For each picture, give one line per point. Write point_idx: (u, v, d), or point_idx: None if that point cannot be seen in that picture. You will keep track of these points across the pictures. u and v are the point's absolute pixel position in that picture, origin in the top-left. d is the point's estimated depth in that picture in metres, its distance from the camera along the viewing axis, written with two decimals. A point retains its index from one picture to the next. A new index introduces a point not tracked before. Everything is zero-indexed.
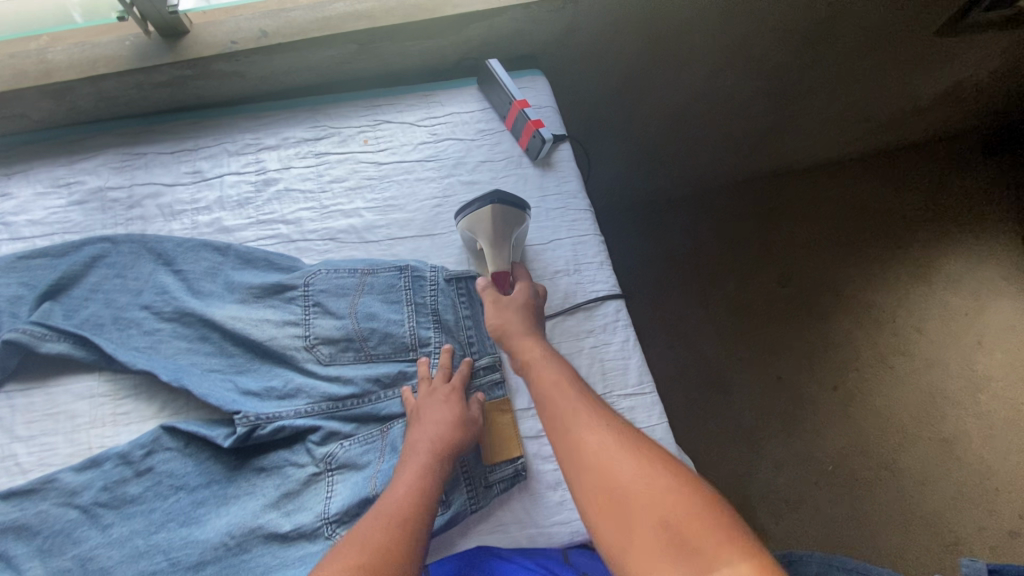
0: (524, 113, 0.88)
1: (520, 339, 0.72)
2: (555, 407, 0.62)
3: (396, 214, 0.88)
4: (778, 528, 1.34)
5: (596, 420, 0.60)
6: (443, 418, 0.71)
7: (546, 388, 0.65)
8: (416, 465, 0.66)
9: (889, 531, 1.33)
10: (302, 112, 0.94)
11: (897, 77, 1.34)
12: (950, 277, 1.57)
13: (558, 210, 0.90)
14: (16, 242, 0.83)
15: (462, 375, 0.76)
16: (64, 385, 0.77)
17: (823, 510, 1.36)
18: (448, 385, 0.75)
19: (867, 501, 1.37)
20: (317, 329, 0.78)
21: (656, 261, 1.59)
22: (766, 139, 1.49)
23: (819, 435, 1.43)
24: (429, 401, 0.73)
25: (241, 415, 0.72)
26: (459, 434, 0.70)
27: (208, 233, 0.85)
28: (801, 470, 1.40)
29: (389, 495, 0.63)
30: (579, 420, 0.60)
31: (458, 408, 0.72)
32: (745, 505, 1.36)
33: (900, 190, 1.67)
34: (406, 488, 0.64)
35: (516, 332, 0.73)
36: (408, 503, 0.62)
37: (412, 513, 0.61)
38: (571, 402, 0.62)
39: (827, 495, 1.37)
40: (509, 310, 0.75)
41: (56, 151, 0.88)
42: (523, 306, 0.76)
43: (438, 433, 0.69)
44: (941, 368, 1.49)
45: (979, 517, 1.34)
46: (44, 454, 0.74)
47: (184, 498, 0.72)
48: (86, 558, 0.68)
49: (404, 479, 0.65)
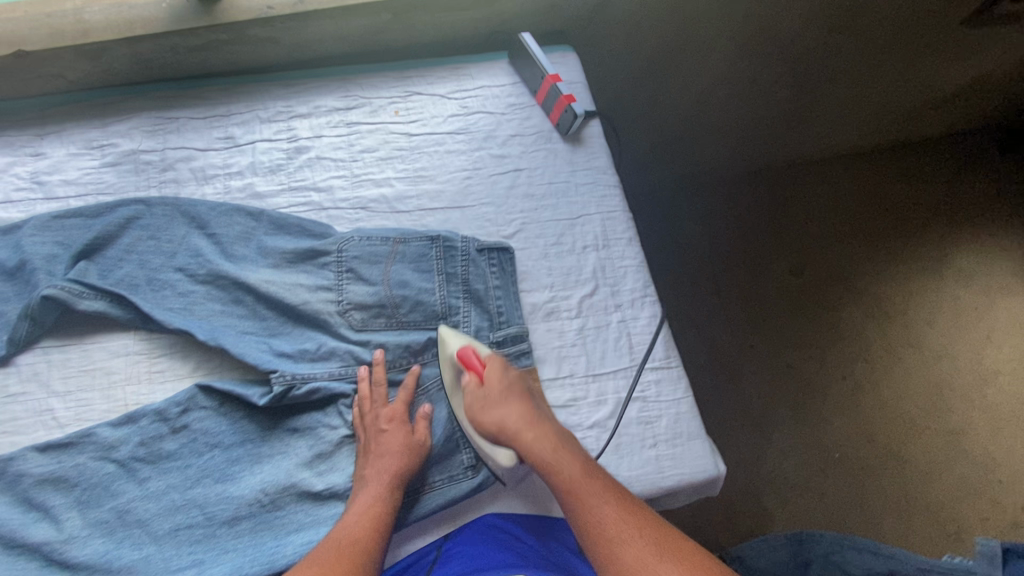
0: (556, 87, 0.89)
1: (522, 434, 0.68)
2: (584, 507, 0.64)
3: (427, 185, 0.89)
4: (784, 512, 1.36)
5: (627, 527, 0.62)
6: (392, 443, 0.72)
7: (569, 483, 0.65)
8: (367, 494, 0.69)
9: (893, 517, 1.36)
10: (334, 81, 0.94)
11: (917, 70, 1.34)
12: (961, 272, 1.57)
13: (587, 185, 0.90)
14: (51, 202, 0.83)
15: (404, 396, 0.76)
16: (99, 342, 0.78)
17: (829, 496, 1.38)
18: (388, 408, 0.75)
19: (871, 489, 1.39)
20: (350, 295, 0.78)
21: (671, 247, 1.59)
22: (787, 127, 1.48)
23: (826, 422, 1.45)
24: (374, 427, 0.74)
25: (278, 375, 0.73)
26: (407, 456, 0.72)
27: (240, 198, 0.85)
28: (808, 457, 1.42)
29: (341, 523, 0.66)
30: (612, 528, 0.63)
31: (400, 433, 0.73)
32: (753, 489, 1.38)
33: (915, 182, 1.67)
34: (354, 520, 0.66)
35: (513, 427, 0.68)
36: (358, 533, 0.65)
37: (361, 541, 0.64)
38: (599, 506, 0.64)
39: (832, 481, 1.40)
40: (494, 406, 0.70)
41: (89, 112, 0.88)
42: (511, 395, 0.71)
43: (386, 459, 0.71)
44: (949, 361, 1.50)
45: (980, 507, 1.37)
46: (81, 409, 0.75)
47: (219, 455, 0.74)
48: (125, 510, 0.70)
49: (355, 508, 0.68)
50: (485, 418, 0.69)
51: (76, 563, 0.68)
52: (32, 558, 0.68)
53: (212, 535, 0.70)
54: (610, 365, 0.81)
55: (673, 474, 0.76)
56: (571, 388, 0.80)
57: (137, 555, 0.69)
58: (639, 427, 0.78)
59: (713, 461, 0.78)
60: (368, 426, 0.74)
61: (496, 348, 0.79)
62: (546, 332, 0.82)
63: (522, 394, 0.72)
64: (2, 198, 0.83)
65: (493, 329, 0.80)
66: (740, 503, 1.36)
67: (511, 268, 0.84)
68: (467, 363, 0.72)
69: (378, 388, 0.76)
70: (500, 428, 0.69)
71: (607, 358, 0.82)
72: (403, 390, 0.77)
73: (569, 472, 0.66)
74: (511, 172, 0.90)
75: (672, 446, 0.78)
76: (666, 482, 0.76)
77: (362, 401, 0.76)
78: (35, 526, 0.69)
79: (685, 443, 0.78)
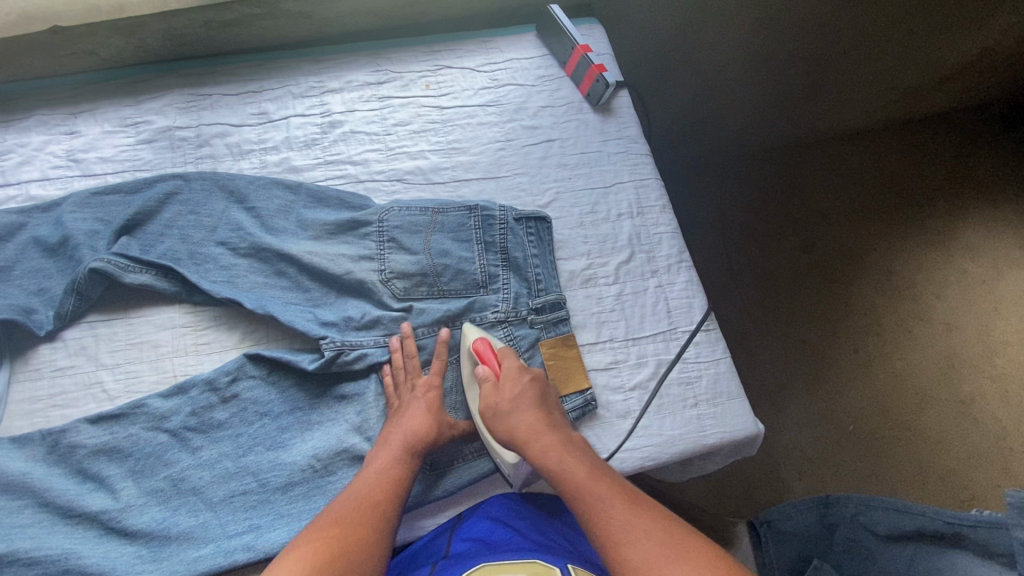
0: (587, 57, 0.90)
1: (531, 441, 0.67)
2: (592, 514, 0.60)
3: (461, 157, 0.90)
4: (801, 484, 1.37)
5: (636, 527, 0.57)
6: (420, 410, 0.72)
7: (577, 489, 0.62)
8: (388, 455, 0.68)
9: (907, 485, 1.37)
10: (364, 56, 0.95)
11: (926, 45, 1.34)
12: (969, 246, 1.57)
13: (619, 154, 0.92)
14: (88, 179, 0.84)
15: (437, 368, 0.76)
16: (146, 316, 0.79)
17: (844, 467, 1.39)
18: (421, 378, 0.76)
19: (885, 459, 1.40)
20: (392, 264, 0.79)
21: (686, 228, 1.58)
22: (795, 104, 1.46)
23: (840, 396, 1.46)
24: (405, 393, 0.75)
25: (328, 340, 0.75)
26: (432, 424, 0.71)
27: (277, 172, 0.86)
28: (823, 431, 1.43)
29: (361, 481, 0.65)
30: (621, 528, 0.58)
31: (431, 403, 0.73)
32: (769, 462, 1.40)
33: (920, 162, 1.64)
34: (374, 480, 0.65)
35: (523, 432, 0.68)
36: (379, 488, 0.64)
37: (380, 500, 0.63)
38: (608, 506, 0.60)
39: (847, 452, 1.41)
40: (506, 411, 0.69)
41: (123, 91, 0.89)
42: (523, 400, 0.70)
43: (411, 425, 0.71)
44: (960, 333, 1.51)
45: (993, 475, 1.37)
46: (130, 381, 0.76)
47: (269, 423, 0.75)
48: (179, 479, 0.71)
49: (376, 467, 0.67)
50: (495, 421, 0.70)
51: (134, 531, 0.68)
52: (89, 528, 0.68)
53: (266, 501, 0.71)
54: (650, 329, 0.83)
55: (715, 432, 0.78)
56: (612, 352, 0.81)
57: (194, 521, 0.70)
58: (680, 387, 0.80)
59: (753, 420, 0.80)
60: (400, 393, 0.75)
61: (534, 315, 0.80)
62: (585, 299, 0.84)
63: (534, 401, 0.71)
64: (40, 176, 0.83)
65: (532, 296, 0.81)
66: (757, 475, 1.38)
67: (548, 238, 0.85)
68: (484, 359, 0.74)
69: (411, 360, 0.77)
70: (509, 430, 0.68)
71: (646, 322, 0.83)
72: (436, 360, 0.76)
73: (578, 478, 0.63)
74: (543, 143, 0.91)
75: (714, 405, 0.80)
76: (709, 440, 0.77)
77: (395, 370, 0.77)
78: (92, 496, 0.70)
79: (726, 402, 0.80)
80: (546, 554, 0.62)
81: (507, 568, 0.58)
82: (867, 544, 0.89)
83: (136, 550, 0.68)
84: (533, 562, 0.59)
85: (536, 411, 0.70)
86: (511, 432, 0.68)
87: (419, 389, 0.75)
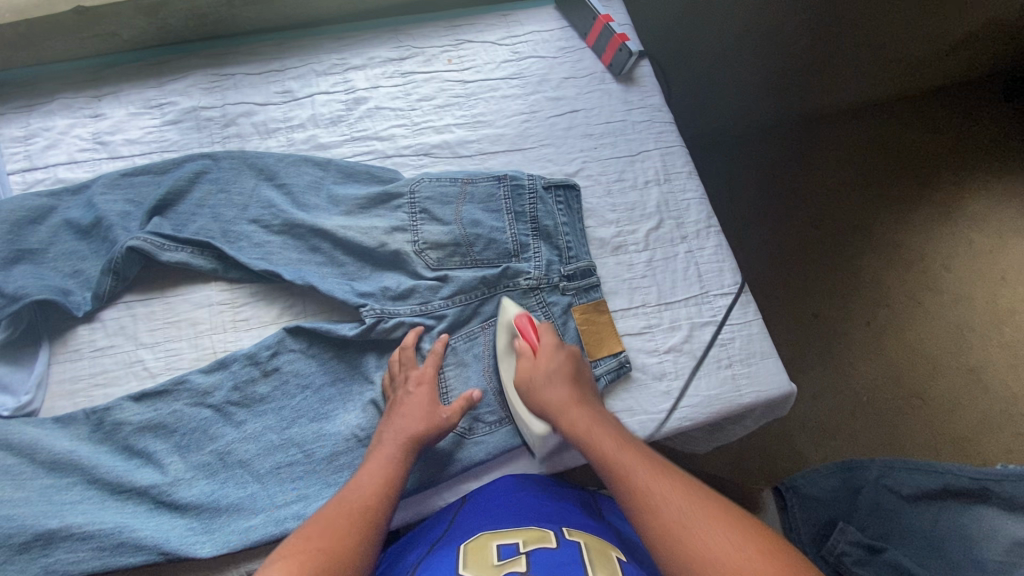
0: (610, 27, 0.93)
1: (564, 413, 0.68)
2: (618, 475, 0.61)
3: (486, 130, 0.90)
4: (817, 454, 1.30)
5: (660, 487, 0.59)
6: (411, 403, 0.70)
7: (605, 458, 0.63)
8: (382, 453, 0.66)
9: (918, 451, 1.31)
10: (386, 34, 0.96)
11: (936, 14, 1.33)
12: (973, 215, 1.52)
13: (643, 123, 0.94)
14: (116, 161, 0.83)
15: (434, 360, 0.74)
16: (182, 295, 0.79)
17: (859, 436, 1.32)
18: (419, 370, 0.74)
19: (899, 428, 1.33)
20: (425, 234, 0.80)
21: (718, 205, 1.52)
22: (804, 80, 1.43)
23: (854, 368, 1.39)
24: (402, 388, 0.73)
25: (367, 307, 0.76)
26: (427, 423, 0.69)
27: (306, 149, 0.86)
28: (838, 401, 1.36)
29: (351, 483, 0.63)
30: (647, 487, 0.59)
31: (430, 397, 0.71)
32: (786, 434, 1.32)
33: (928, 132, 1.61)
34: (369, 481, 0.63)
35: (555, 403, 0.69)
36: (371, 488, 0.62)
37: (372, 504, 0.60)
38: (635, 470, 0.61)
39: (863, 423, 1.34)
40: (539, 384, 0.71)
41: (146, 73, 0.89)
42: (558, 374, 0.71)
43: (405, 421, 0.69)
44: (967, 303, 1.45)
45: (1004, 439, 1.33)
46: (171, 359, 0.77)
47: (311, 396, 0.75)
48: (225, 453, 0.71)
49: (368, 467, 0.65)
50: (529, 393, 0.71)
51: (184, 504, 0.68)
52: (140, 502, 0.68)
53: (312, 472, 0.72)
54: (681, 294, 0.84)
55: (749, 392, 0.79)
56: (645, 317, 0.83)
57: (242, 493, 0.70)
58: (714, 349, 0.82)
59: (785, 379, 0.81)
60: (399, 388, 0.73)
61: (566, 281, 0.81)
62: (616, 265, 0.85)
63: (569, 376, 0.71)
64: (67, 159, 0.82)
65: (563, 263, 0.81)
66: (777, 446, 1.29)
67: (578, 206, 0.86)
68: (524, 334, 0.75)
69: (407, 354, 0.75)
70: (543, 400, 0.70)
71: (678, 287, 0.85)
72: (433, 356, 0.75)
73: (606, 447, 0.64)
74: (568, 114, 0.92)
75: (747, 365, 0.81)
76: (745, 400, 0.79)
77: (394, 367, 0.75)
78: (140, 471, 0.69)
79: (759, 361, 0.81)
80: (543, 519, 0.64)
81: (504, 535, 0.60)
82: (890, 504, 0.88)
83: (186, 522, 0.68)
84: (530, 529, 0.61)
85: (571, 385, 0.71)
86: (544, 404, 0.70)
87: (413, 381, 0.73)
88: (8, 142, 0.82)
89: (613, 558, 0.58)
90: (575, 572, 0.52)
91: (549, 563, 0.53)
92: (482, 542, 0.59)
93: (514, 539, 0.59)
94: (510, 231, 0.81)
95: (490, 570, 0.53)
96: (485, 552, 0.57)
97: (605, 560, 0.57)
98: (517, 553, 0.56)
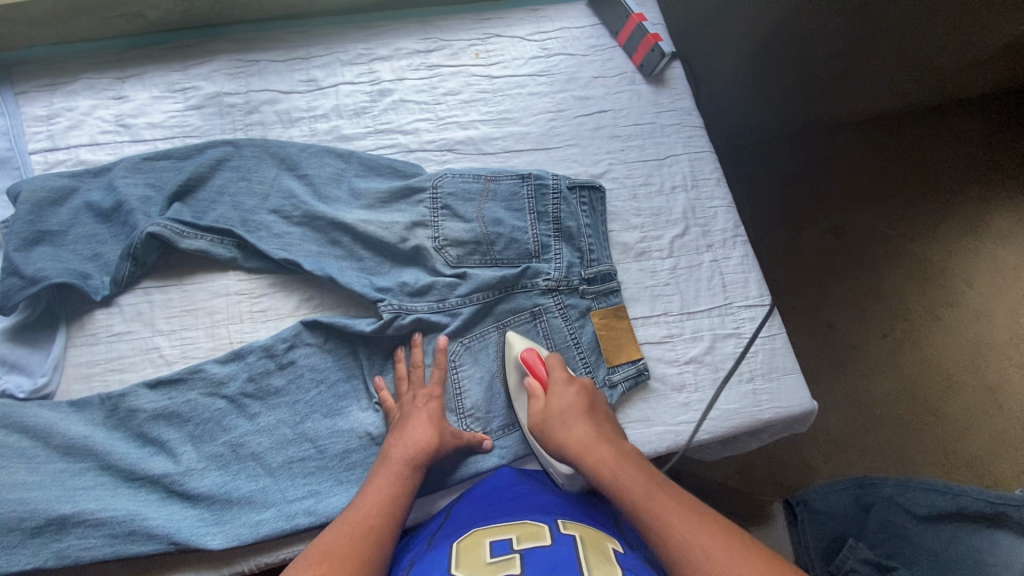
0: (642, 26, 0.90)
1: (586, 452, 0.65)
2: (652, 526, 0.57)
3: (512, 127, 0.89)
4: (828, 467, 1.27)
5: (698, 535, 0.55)
6: (418, 420, 0.69)
7: (634, 504, 0.59)
8: (387, 473, 0.64)
9: (929, 468, 1.28)
10: (414, 25, 0.95)
11: (978, 19, 1.28)
12: (1000, 232, 1.49)
13: (673, 126, 0.92)
14: (138, 144, 0.83)
15: (439, 376, 0.74)
16: (200, 283, 0.79)
17: (870, 452, 1.30)
18: (426, 388, 0.73)
19: (911, 445, 1.31)
20: (445, 231, 0.78)
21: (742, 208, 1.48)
22: (834, 84, 1.39)
23: (866, 381, 1.37)
24: (408, 405, 0.72)
25: (385, 303, 0.75)
26: (435, 438, 0.68)
27: (328, 140, 0.85)
28: (849, 414, 1.33)
29: (356, 506, 0.60)
30: (686, 536, 0.55)
31: (435, 414, 0.70)
32: (797, 446, 1.29)
33: (956, 144, 1.56)
34: (374, 502, 0.60)
35: (576, 442, 0.66)
36: (374, 510, 0.60)
37: (374, 526, 0.58)
38: (669, 515, 0.57)
39: (875, 438, 1.31)
40: (553, 427, 0.68)
41: (170, 55, 0.88)
42: (570, 412, 0.68)
43: (413, 437, 0.67)
44: (989, 321, 1.42)
45: (1019, 461, 1.30)
46: (187, 347, 0.76)
47: (325, 391, 0.74)
48: (238, 444, 0.70)
49: (375, 487, 0.62)
50: (548, 432, 0.68)
51: (196, 494, 0.68)
52: (153, 491, 0.68)
53: (324, 468, 0.71)
54: (704, 304, 0.83)
55: (770, 408, 0.78)
56: (666, 326, 0.81)
57: (254, 486, 0.69)
58: (735, 361, 0.80)
59: (808, 396, 0.79)
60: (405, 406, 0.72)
61: (586, 285, 0.79)
62: (639, 272, 0.83)
63: (585, 411, 0.68)
64: (89, 140, 0.82)
65: (585, 266, 0.80)
66: (787, 458, 1.27)
67: (602, 208, 0.84)
68: (534, 370, 0.72)
69: (415, 371, 0.75)
70: (564, 439, 0.66)
71: (701, 296, 0.83)
72: (437, 370, 0.74)
73: (635, 493, 0.60)
74: (596, 114, 0.90)
75: (769, 380, 0.80)
76: (765, 415, 0.77)
77: (401, 386, 0.75)
78: (152, 459, 0.69)
79: (782, 377, 0.80)
80: (538, 513, 0.61)
81: (498, 531, 0.57)
82: (903, 524, 0.84)
83: (198, 513, 0.68)
84: (523, 523, 0.59)
85: (587, 420, 0.68)
86: (562, 442, 0.66)
87: (419, 399, 0.72)
88: (30, 121, 0.82)
89: (608, 550, 0.55)
90: (569, 572, 0.49)
91: (543, 561, 0.50)
92: (475, 539, 0.56)
93: (509, 535, 0.56)
94: (532, 231, 0.79)
95: (483, 570, 0.51)
96: (478, 550, 0.54)
97: (601, 554, 0.54)
98: (510, 550, 0.53)
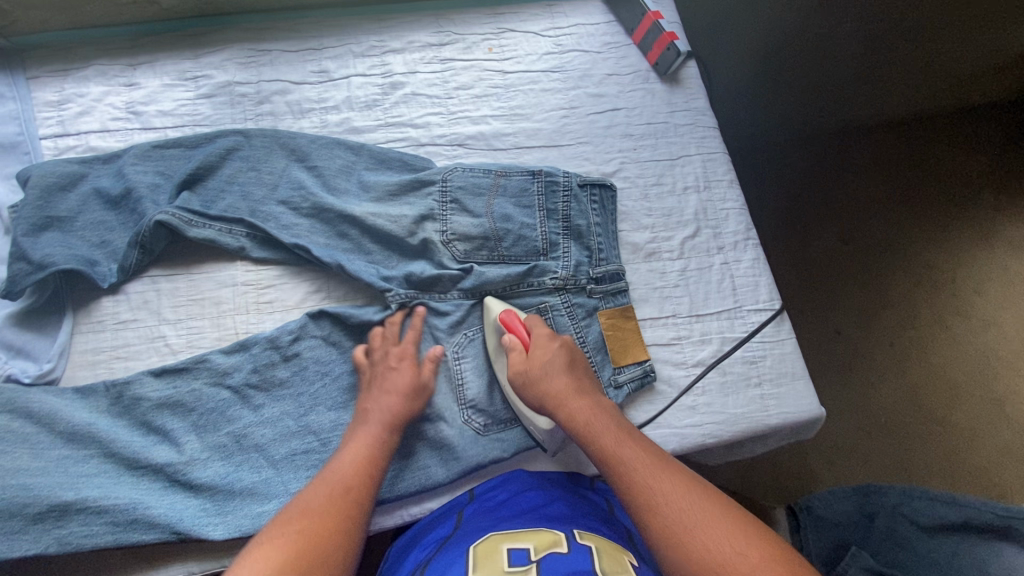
0: (658, 24, 0.89)
1: (561, 403, 0.66)
2: (618, 472, 0.58)
3: (524, 123, 0.88)
4: (830, 474, 1.27)
5: (661, 482, 0.56)
6: (394, 380, 0.69)
7: (605, 453, 0.61)
8: (364, 434, 0.65)
9: (933, 479, 1.27)
10: (427, 18, 0.94)
11: (998, 26, 1.26)
12: (1012, 242, 1.47)
13: (686, 126, 0.91)
14: (148, 132, 0.82)
15: (414, 337, 0.74)
16: (207, 273, 0.78)
17: (873, 460, 1.29)
18: (401, 347, 0.73)
19: (915, 455, 1.30)
20: (453, 226, 0.78)
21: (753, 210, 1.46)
22: (848, 87, 1.37)
23: (871, 388, 1.35)
24: (383, 364, 0.71)
25: (393, 292, 0.76)
26: (407, 403, 0.69)
27: (339, 132, 0.84)
28: (853, 421, 1.32)
29: (334, 465, 0.61)
30: (650, 483, 0.56)
31: (411, 374, 0.71)
32: (800, 452, 1.28)
33: (970, 152, 1.54)
34: (351, 460, 0.61)
35: (553, 394, 0.67)
36: (353, 469, 0.60)
37: (354, 484, 0.59)
38: (635, 464, 0.58)
39: (879, 446, 1.30)
40: (534, 379, 0.68)
41: (182, 43, 0.88)
42: (554, 366, 0.69)
43: (390, 398, 0.68)
44: (998, 331, 1.41)
45: None
46: (193, 337, 0.76)
47: (330, 384, 0.74)
48: (242, 435, 0.70)
49: (351, 445, 0.63)
50: (526, 386, 0.69)
51: (198, 484, 0.68)
52: (156, 479, 0.68)
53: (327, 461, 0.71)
54: (714, 307, 0.82)
55: (778, 413, 0.77)
56: (675, 328, 0.80)
57: (257, 477, 0.69)
58: (743, 366, 0.79)
59: (816, 402, 0.78)
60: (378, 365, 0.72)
61: (594, 285, 0.78)
62: (648, 272, 0.83)
63: (564, 366, 0.69)
64: (100, 127, 0.81)
65: (593, 265, 0.79)
66: (788, 463, 1.26)
67: (612, 207, 0.83)
68: (513, 327, 0.73)
69: (390, 330, 0.74)
70: (541, 391, 0.67)
71: (711, 299, 0.82)
72: (414, 332, 0.74)
73: (606, 443, 0.61)
74: (609, 112, 0.90)
75: (777, 385, 0.79)
76: (773, 420, 0.76)
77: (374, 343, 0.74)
78: (155, 448, 0.69)
79: (791, 383, 0.79)
80: (553, 521, 0.60)
81: (515, 539, 0.56)
82: (905, 533, 0.82)
83: (201, 503, 0.67)
84: (539, 532, 0.58)
85: (566, 374, 0.68)
86: (540, 395, 0.67)
87: (393, 358, 0.72)
88: (41, 106, 0.82)
89: (626, 564, 0.54)
90: None
91: (562, 571, 0.49)
92: (491, 546, 0.55)
93: (525, 543, 0.55)
94: (540, 229, 0.79)
95: None
96: (494, 557, 0.53)
97: (619, 568, 0.53)
98: (528, 559, 0.52)
